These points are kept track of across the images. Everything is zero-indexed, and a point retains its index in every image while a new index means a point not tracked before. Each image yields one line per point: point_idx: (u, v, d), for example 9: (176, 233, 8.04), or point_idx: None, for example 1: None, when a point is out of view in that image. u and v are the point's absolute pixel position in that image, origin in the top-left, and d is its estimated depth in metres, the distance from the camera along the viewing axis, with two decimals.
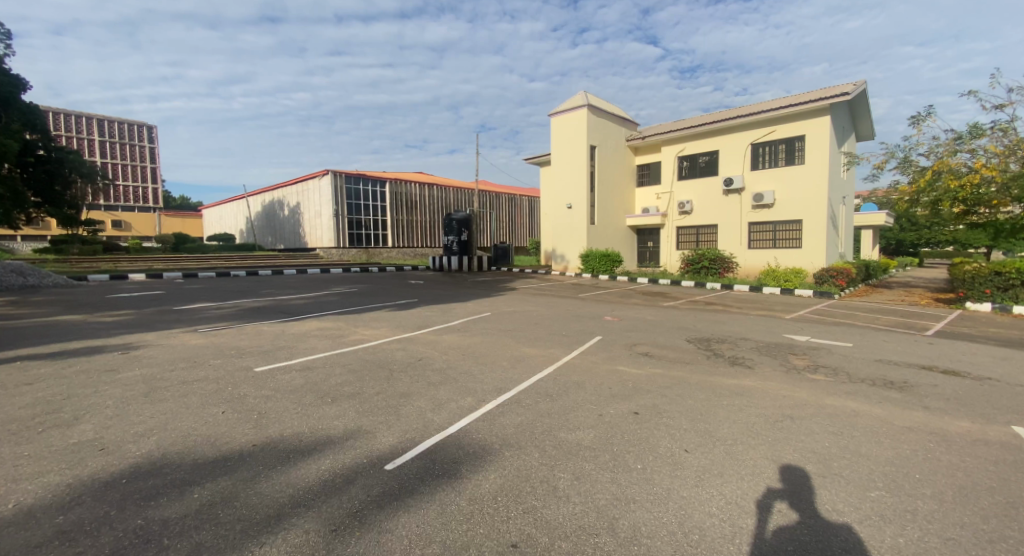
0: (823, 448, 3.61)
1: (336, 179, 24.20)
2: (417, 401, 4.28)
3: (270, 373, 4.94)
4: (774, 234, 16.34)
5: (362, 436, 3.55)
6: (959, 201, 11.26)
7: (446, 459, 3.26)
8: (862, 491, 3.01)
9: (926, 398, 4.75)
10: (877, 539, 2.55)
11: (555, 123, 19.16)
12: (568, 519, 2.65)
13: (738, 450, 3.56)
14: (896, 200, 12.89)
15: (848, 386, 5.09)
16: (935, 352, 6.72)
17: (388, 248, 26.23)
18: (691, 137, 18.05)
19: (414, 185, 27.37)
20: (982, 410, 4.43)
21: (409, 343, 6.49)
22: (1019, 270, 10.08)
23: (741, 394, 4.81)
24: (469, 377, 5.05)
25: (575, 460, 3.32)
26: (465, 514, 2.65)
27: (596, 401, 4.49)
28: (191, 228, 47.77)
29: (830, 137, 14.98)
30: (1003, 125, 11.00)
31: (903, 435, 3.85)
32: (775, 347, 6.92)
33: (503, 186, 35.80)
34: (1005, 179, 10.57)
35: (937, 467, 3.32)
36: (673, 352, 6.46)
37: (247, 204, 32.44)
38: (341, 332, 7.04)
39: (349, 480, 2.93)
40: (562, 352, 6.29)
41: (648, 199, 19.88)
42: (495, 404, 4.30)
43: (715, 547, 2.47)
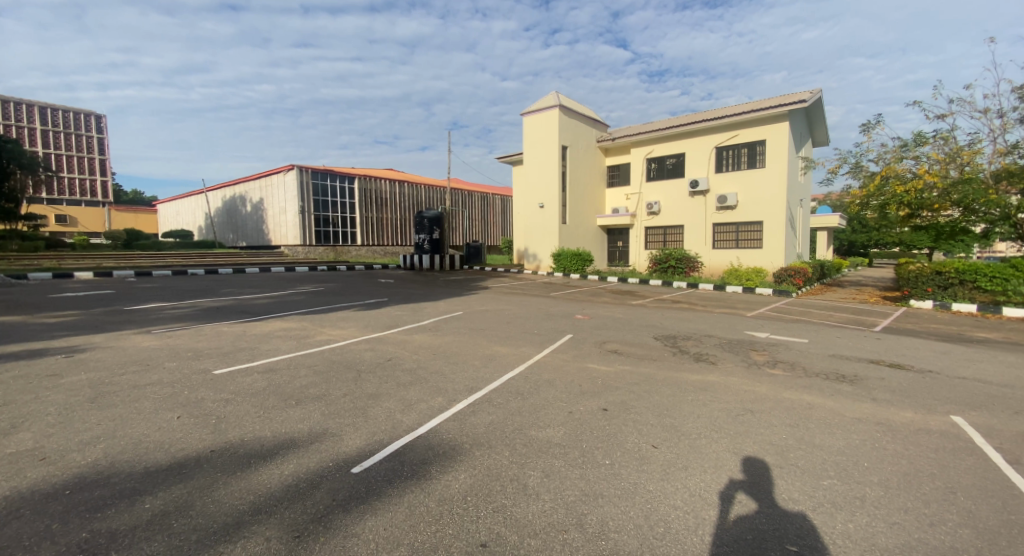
0: (781, 440, 3.76)
1: (302, 174, 23.54)
2: (386, 401, 4.22)
3: (230, 376, 4.75)
4: (737, 235, 16.90)
5: (328, 439, 3.47)
6: (904, 205, 11.88)
7: (414, 460, 3.22)
8: (816, 480, 3.15)
9: (875, 391, 5.01)
10: (829, 525, 2.68)
11: (527, 122, 19.17)
12: (537, 517, 2.67)
13: (702, 443, 3.66)
14: (848, 204, 13.57)
15: (804, 380, 5.32)
16: (883, 347, 7.12)
17: (356, 246, 25.66)
18: (660, 140, 18.45)
19: (384, 182, 26.93)
20: (926, 401, 4.72)
21: (378, 343, 6.37)
22: (958, 271, 10.73)
23: (705, 389, 4.96)
24: (439, 377, 5.01)
25: (545, 458, 3.34)
26: (434, 515, 2.62)
27: (566, 399, 4.52)
28: (144, 224, 45.52)
29: (789, 142, 15.59)
30: (944, 134, 11.75)
31: (854, 426, 4.06)
32: (736, 344, 7.16)
33: (474, 185, 35.67)
34: (945, 185, 11.23)
35: (883, 456, 3.52)
36: (641, 349, 6.57)
37: (206, 199, 31.11)
38: (307, 332, 6.85)
39: (312, 485, 2.85)
40: (534, 351, 6.31)
41: (618, 199, 20.23)
42: (466, 404, 4.27)
43: (679, 539, 2.54)
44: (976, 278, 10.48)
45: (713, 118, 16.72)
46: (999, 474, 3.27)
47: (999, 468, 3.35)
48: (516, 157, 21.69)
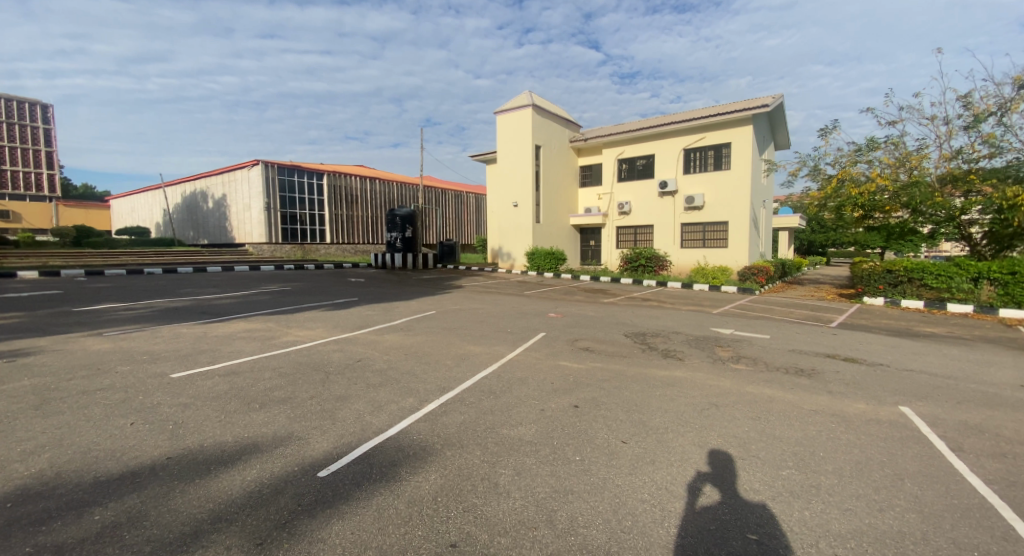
0: (743, 432, 3.89)
1: (268, 169, 22.83)
2: (355, 403, 4.15)
3: (188, 379, 4.56)
4: (704, 235, 17.36)
5: (294, 442, 3.38)
6: (859, 207, 12.47)
7: (383, 462, 3.17)
8: (776, 470, 3.28)
9: (831, 383, 5.26)
10: (786, 513, 2.79)
11: (500, 121, 19.13)
12: (507, 515, 2.67)
13: (670, 438, 3.75)
14: (807, 205, 14.15)
15: (765, 375, 5.53)
16: (839, 342, 7.47)
17: (325, 244, 25.05)
18: (630, 141, 18.77)
19: (354, 179, 26.43)
20: (877, 393, 4.98)
21: (347, 344, 6.25)
22: (907, 270, 11.34)
23: (673, 385, 5.08)
24: (410, 377, 4.96)
25: (516, 456, 3.35)
26: (403, 517, 2.59)
27: (537, 396, 4.55)
28: (96, 221, 43.17)
29: (753, 145, 16.10)
30: (894, 140, 12.38)
31: (811, 417, 4.24)
32: (703, 340, 7.37)
33: (447, 183, 35.42)
34: (895, 188, 11.85)
35: (837, 446, 3.69)
36: (612, 346, 6.69)
37: (164, 195, 29.77)
38: (272, 333, 6.65)
39: (276, 491, 2.78)
40: (506, 349, 6.32)
41: (590, 199, 20.47)
42: (438, 404, 4.24)
43: (646, 532, 2.59)
44: (924, 277, 11.11)
45: (681, 121, 17.12)
46: (944, 462, 3.47)
47: (942, 456, 3.56)
48: (488, 155, 21.62)
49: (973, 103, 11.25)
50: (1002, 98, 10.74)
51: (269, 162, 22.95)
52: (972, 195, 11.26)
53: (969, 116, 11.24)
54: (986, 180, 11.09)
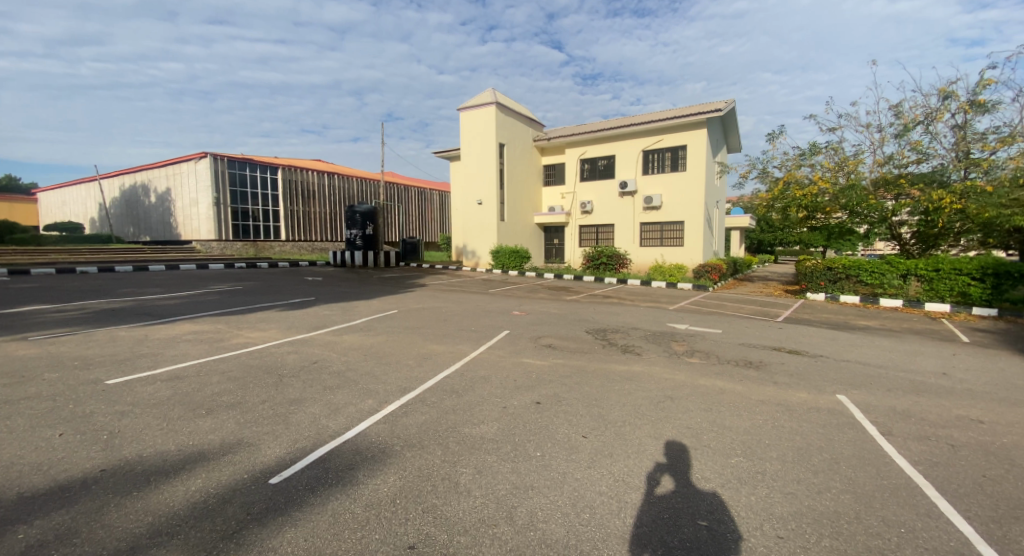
0: (696, 423, 4.05)
1: (216, 163, 21.73)
2: (310, 406, 4.02)
3: (126, 386, 4.28)
4: (661, 234, 17.91)
5: (244, 449, 3.25)
6: (803, 208, 13.19)
7: (340, 466, 3.10)
8: (725, 459, 3.43)
9: (776, 375, 5.55)
10: (735, 499, 2.93)
11: (463, 117, 18.92)
12: (467, 514, 2.67)
13: (627, 430, 3.85)
14: (756, 206, 14.82)
15: (717, 367, 5.79)
16: (785, 335, 7.90)
17: (280, 242, 24.11)
18: (592, 141, 19.07)
19: (311, 174, 25.56)
20: (817, 383, 5.30)
21: (303, 345, 6.04)
22: (845, 267, 12.11)
23: (631, 379, 5.22)
24: (370, 378, 4.87)
25: (477, 454, 3.36)
26: (360, 521, 2.54)
27: (499, 394, 4.57)
28: (21, 216, 39.78)
29: (707, 147, 16.71)
30: (834, 145, 13.15)
31: (758, 407, 4.47)
32: (660, 335, 7.60)
33: (409, 180, 34.90)
34: (835, 191, 12.59)
35: (781, 433, 3.89)
36: (574, 343, 6.80)
37: (100, 187, 27.76)
38: (221, 335, 6.34)
39: (223, 500, 2.66)
40: (469, 348, 6.29)
41: (552, 198, 20.67)
42: (398, 405, 4.17)
43: (603, 523, 2.66)
44: (859, 274, 11.91)
45: (640, 123, 17.53)
46: (875, 445, 3.74)
47: (875, 440, 3.82)
48: (451, 152, 21.40)
49: (903, 112, 12.09)
50: (928, 108, 11.61)
51: (218, 154, 21.83)
52: (902, 198, 12.13)
53: (899, 125, 12.10)
54: (914, 184, 11.96)
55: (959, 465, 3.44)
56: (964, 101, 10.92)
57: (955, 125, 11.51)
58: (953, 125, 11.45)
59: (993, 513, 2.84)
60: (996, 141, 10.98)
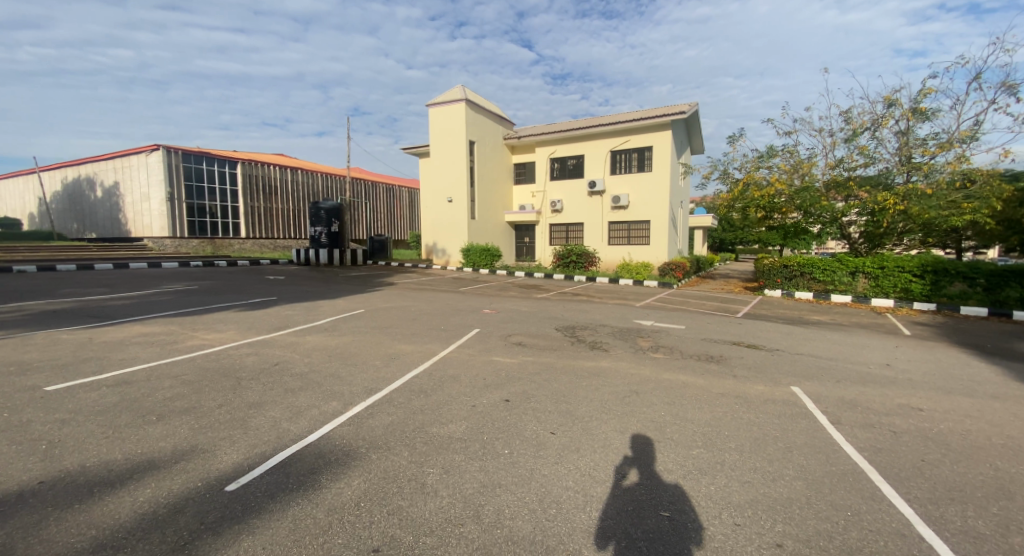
0: (659, 416, 4.15)
1: (170, 156, 20.71)
2: (271, 410, 3.90)
3: (67, 393, 4.02)
4: (628, 233, 18.26)
5: (199, 455, 3.12)
6: (761, 207, 13.71)
7: (302, 470, 3.02)
8: (687, 450, 3.53)
9: (736, 368, 5.77)
10: (695, 489, 3.02)
11: (431, 114, 18.68)
12: (433, 514, 2.65)
13: (594, 425, 3.92)
14: (718, 206, 15.31)
15: (680, 362, 5.96)
16: (744, 330, 8.21)
17: (239, 239, 23.23)
18: (562, 140, 19.22)
19: (273, 169, 24.72)
20: (773, 375, 5.54)
21: (263, 346, 5.84)
22: (800, 265, 12.66)
23: (598, 374, 5.31)
24: (334, 379, 4.76)
25: (445, 453, 3.33)
26: (322, 526, 2.49)
27: (468, 393, 4.55)
28: None
29: (671, 148, 17.13)
30: (789, 148, 13.70)
31: (719, 400, 4.63)
32: (627, 331, 7.76)
33: (378, 177, 34.31)
34: (791, 192, 13.13)
35: (740, 425, 4.04)
36: (543, 340, 6.85)
37: (40, 180, 25.99)
38: (175, 337, 6.06)
39: (175, 509, 2.55)
40: (438, 347, 6.24)
41: (523, 196, 20.73)
42: (364, 406, 4.10)
43: (568, 518, 2.69)
44: (813, 271, 12.49)
45: (608, 124, 17.78)
46: (825, 434, 3.93)
47: (826, 429, 4.02)
48: (419, 148, 21.12)
49: (852, 118, 12.72)
50: (875, 115, 12.25)
51: (172, 147, 20.80)
52: (851, 200, 12.78)
53: (849, 130, 12.72)
54: (862, 187, 12.62)
55: (901, 450, 3.66)
56: (907, 108, 11.59)
57: (899, 131, 12.18)
58: (897, 131, 12.12)
59: (931, 495, 3.03)
60: (935, 147, 11.69)
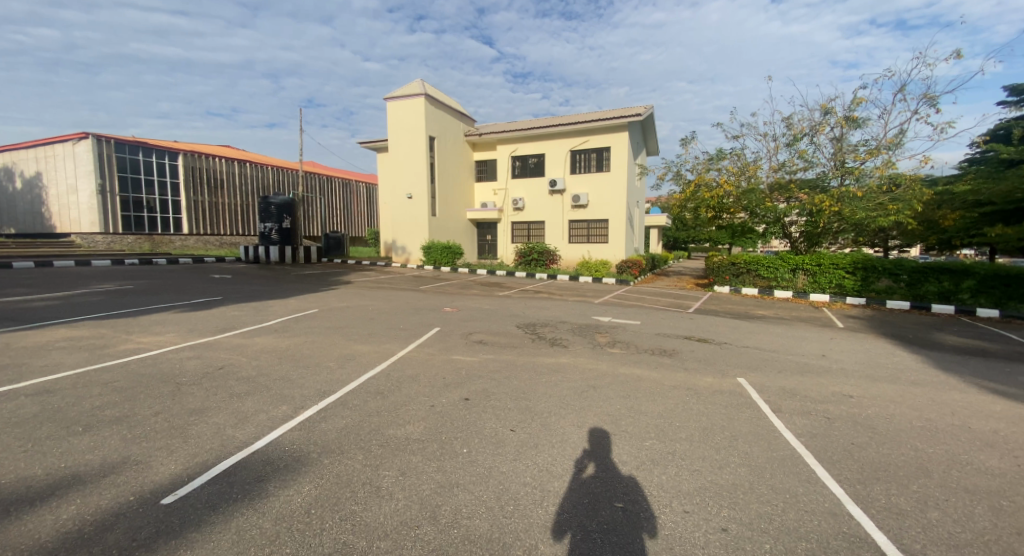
0: (615, 410, 4.25)
1: (100, 145, 19.23)
2: (214, 416, 3.70)
3: None
4: (586, 231, 18.58)
5: (132, 468, 2.92)
6: (711, 208, 14.29)
7: (247, 479, 2.88)
8: (641, 442, 3.64)
9: (688, 361, 5.99)
10: (648, 480, 3.11)
11: (389, 108, 18.24)
12: (388, 517, 2.60)
13: (553, 421, 3.96)
14: (671, 206, 15.82)
15: (635, 356, 6.12)
16: (696, 325, 8.54)
17: (181, 236, 21.90)
18: (523, 139, 19.27)
19: (218, 161, 23.46)
20: (722, 367, 5.79)
21: (207, 350, 5.53)
22: (747, 263, 13.27)
23: (557, 370, 5.38)
24: (284, 382, 4.57)
25: (402, 455, 3.27)
26: (269, 537, 2.39)
27: (427, 392, 4.50)
28: None
29: (628, 149, 17.55)
30: (737, 152, 14.33)
31: (670, 392, 4.79)
32: (586, 328, 7.89)
33: (333, 172, 33.27)
34: (738, 193, 13.75)
35: (690, 415, 4.20)
36: (503, 338, 6.86)
37: None
38: (106, 341, 5.63)
39: (103, 526, 2.38)
40: (396, 347, 6.12)
41: (484, 194, 20.66)
42: (316, 409, 3.96)
43: (526, 514, 2.71)
44: (758, 269, 13.14)
45: (567, 123, 17.99)
46: (767, 422, 4.15)
47: (768, 418, 4.24)
48: (377, 143, 20.60)
49: (794, 124, 13.45)
50: (813, 122, 13.01)
51: (103, 136, 19.31)
52: (792, 201, 13.53)
53: (790, 135, 13.44)
54: (801, 189, 13.39)
55: (834, 435, 3.92)
56: (841, 116, 12.37)
57: (834, 137, 12.99)
58: (832, 137, 12.92)
59: (860, 476, 3.26)
60: (865, 153, 12.54)
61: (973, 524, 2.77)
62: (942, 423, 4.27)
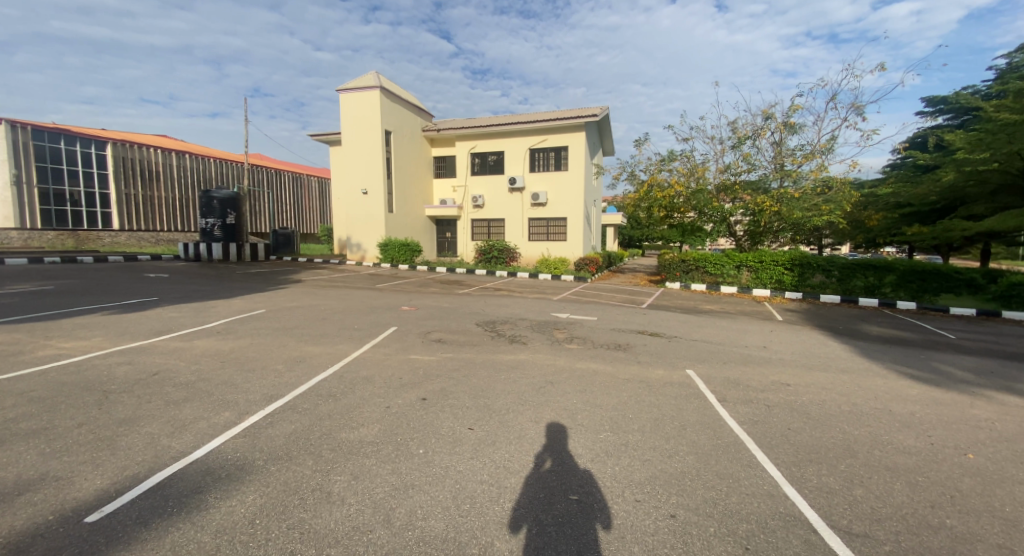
0: (571, 404, 4.33)
1: (14, 131, 17.52)
2: (148, 425, 3.46)
3: None
4: (544, 229, 18.77)
5: (51, 485, 2.68)
6: (663, 207, 14.78)
7: (184, 491, 2.71)
8: (596, 434, 3.72)
9: (642, 355, 6.17)
10: (602, 471, 3.18)
11: (342, 100, 17.62)
12: (339, 523, 2.52)
13: (510, 417, 3.97)
14: (626, 205, 16.22)
15: (591, 351, 6.24)
16: (649, 319, 8.82)
17: (111, 232, 20.33)
18: (482, 135, 19.17)
19: (152, 151, 21.93)
20: (673, 360, 6.01)
21: (140, 354, 5.16)
22: (696, 260, 13.84)
23: (515, 367, 5.40)
24: (227, 387, 4.34)
25: (354, 459, 3.18)
26: (208, 552, 2.26)
27: (382, 393, 4.39)
28: None
29: (584, 149, 17.86)
30: (686, 154, 14.87)
31: (624, 385, 4.92)
32: (544, 324, 7.96)
33: (283, 165, 31.95)
34: (688, 193, 14.30)
35: (643, 407, 4.34)
36: (462, 336, 6.81)
37: None
38: (21, 347, 5.14)
39: (16, 552, 2.17)
40: (351, 347, 5.95)
41: (442, 190, 20.42)
42: (262, 415, 3.78)
43: (482, 511, 2.70)
44: (705, 265, 13.72)
45: (524, 121, 18.06)
46: (713, 411, 4.34)
47: (714, 407, 4.44)
48: (329, 136, 19.88)
49: (739, 127, 14.11)
50: (755, 127, 13.70)
51: (17, 121, 17.58)
52: (737, 201, 14.20)
53: (735, 138, 14.08)
54: (745, 190, 14.08)
55: (774, 422, 4.15)
56: (781, 122, 13.11)
57: (774, 142, 13.73)
58: (773, 141, 13.66)
59: (795, 459, 3.48)
60: (801, 157, 13.35)
61: (892, 498, 3.02)
62: (867, 407, 4.63)
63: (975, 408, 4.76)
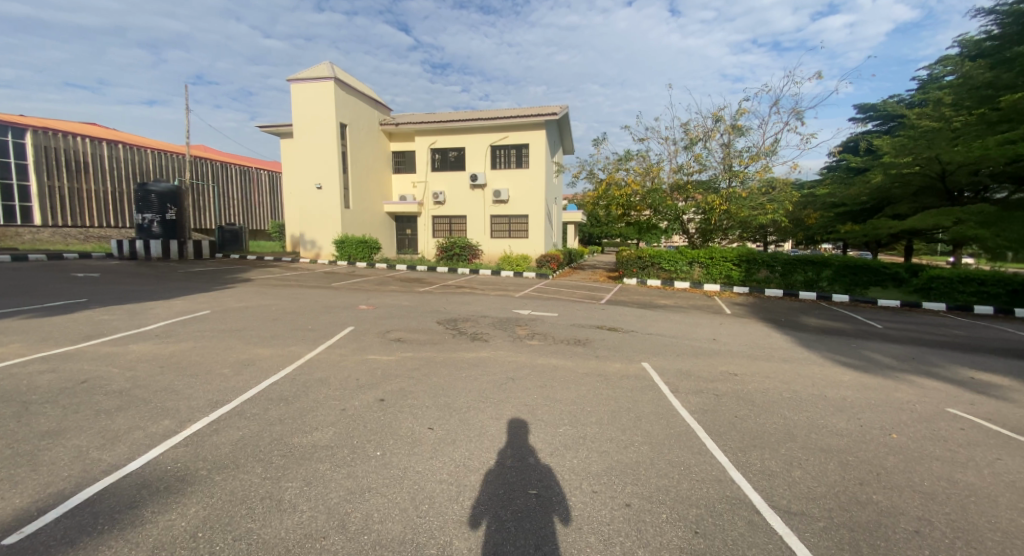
0: (531, 399, 4.36)
1: None
2: (75, 438, 3.20)
3: None
4: (504, 226, 18.80)
5: None
6: (620, 205, 15.14)
7: (117, 506, 2.53)
8: (555, 429, 3.76)
9: (600, 350, 6.30)
10: (560, 465, 3.23)
11: (294, 91, 16.91)
12: (289, 532, 2.43)
13: (471, 415, 3.95)
14: (585, 203, 16.47)
15: (552, 347, 6.31)
16: (607, 315, 9.02)
17: (32, 228, 18.68)
18: (441, 131, 18.93)
19: (79, 141, 20.29)
20: (630, 353, 6.17)
21: (66, 361, 4.77)
22: (651, 257, 14.27)
23: (476, 364, 5.38)
24: (167, 394, 4.08)
25: (307, 464, 3.07)
26: None
27: (337, 395, 4.26)
28: None
29: (543, 147, 17.99)
30: (642, 154, 15.26)
31: (583, 379, 5.01)
32: (506, 321, 7.97)
33: (229, 158, 30.37)
34: (643, 192, 14.71)
35: (601, 400, 4.44)
36: (422, 335, 6.71)
37: None
38: None
39: None
40: (304, 349, 5.74)
41: (400, 186, 20.04)
42: (207, 422, 3.59)
43: (441, 510, 2.68)
44: (660, 262, 14.17)
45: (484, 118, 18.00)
46: (666, 402, 4.49)
47: (668, 398, 4.60)
48: (279, 128, 19.04)
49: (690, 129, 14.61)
50: (706, 129, 14.24)
51: None
52: (689, 200, 14.72)
53: (687, 139, 14.58)
54: (697, 189, 14.61)
55: (722, 410, 4.35)
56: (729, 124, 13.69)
57: (723, 143, 14.32)
58: (722, 143, 14.24)
59: (741, 445, 3.66)
60: (748, 158, 13.99)
61: (826, 478, 3.23)
62: (806, 393, 4.93)
63: (899, 391, 5.16)
